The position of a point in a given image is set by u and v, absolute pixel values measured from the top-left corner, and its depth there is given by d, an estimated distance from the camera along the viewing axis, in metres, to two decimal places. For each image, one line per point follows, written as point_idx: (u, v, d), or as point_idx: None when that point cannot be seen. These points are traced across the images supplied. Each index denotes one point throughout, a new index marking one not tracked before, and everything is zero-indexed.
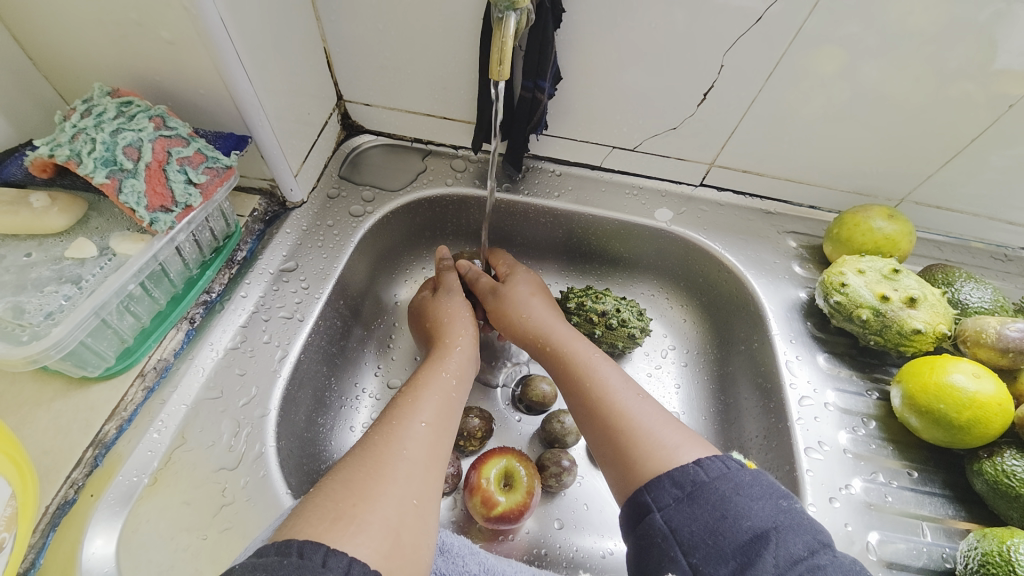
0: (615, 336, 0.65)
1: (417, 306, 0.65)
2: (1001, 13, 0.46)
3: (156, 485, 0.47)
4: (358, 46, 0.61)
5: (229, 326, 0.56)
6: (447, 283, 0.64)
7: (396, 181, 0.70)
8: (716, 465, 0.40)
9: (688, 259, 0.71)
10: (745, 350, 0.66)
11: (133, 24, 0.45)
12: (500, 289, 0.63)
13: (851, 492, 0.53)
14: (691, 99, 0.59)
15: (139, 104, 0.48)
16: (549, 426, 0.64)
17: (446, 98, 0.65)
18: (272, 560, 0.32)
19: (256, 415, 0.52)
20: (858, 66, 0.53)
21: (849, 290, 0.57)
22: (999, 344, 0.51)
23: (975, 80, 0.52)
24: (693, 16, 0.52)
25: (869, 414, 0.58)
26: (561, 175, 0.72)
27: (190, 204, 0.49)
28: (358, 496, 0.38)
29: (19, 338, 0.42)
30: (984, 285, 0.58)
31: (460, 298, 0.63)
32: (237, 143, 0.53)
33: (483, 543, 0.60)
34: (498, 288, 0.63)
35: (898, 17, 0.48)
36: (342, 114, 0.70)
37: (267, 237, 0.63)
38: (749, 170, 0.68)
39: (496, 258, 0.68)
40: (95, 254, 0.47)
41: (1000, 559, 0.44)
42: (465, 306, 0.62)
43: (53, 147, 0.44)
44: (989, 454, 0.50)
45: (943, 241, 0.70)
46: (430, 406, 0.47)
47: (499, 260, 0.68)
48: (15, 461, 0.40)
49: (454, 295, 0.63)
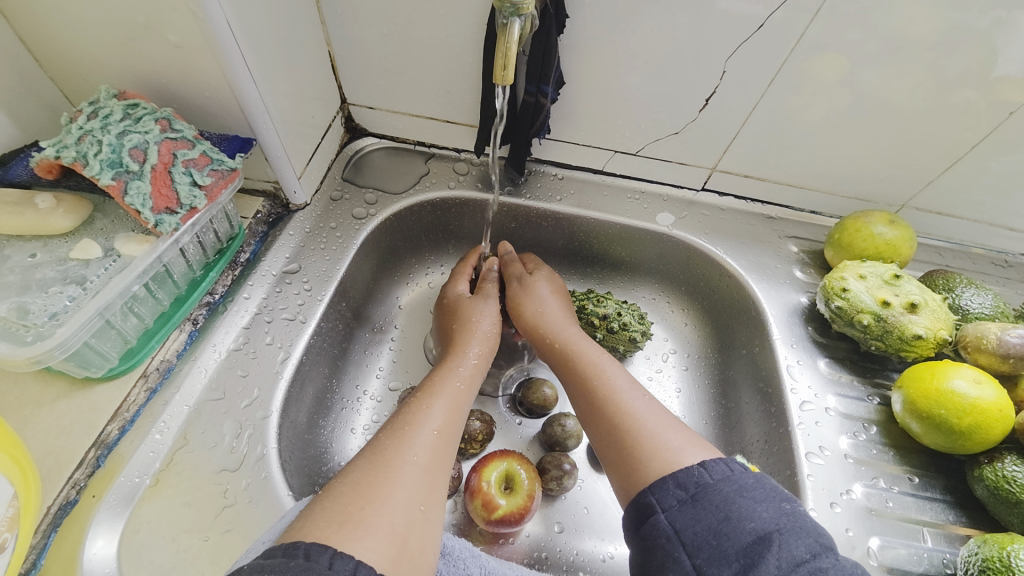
0: (616, 339, 0.65)
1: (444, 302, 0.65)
2: (1002, 20, 0.47)
3: (158, 486, 0.47)
4: (362, 49, 0.61)
5: (231, 328, 0.56)
6: (486, 290, 0.65)
7: (398, 184, 0.71)
8: (720, 468, 0.40)
9: (690, 263, 0.72)
10: (746, 355, 0.66)
11: (139, 27, 0.46)
12: (526, 278, 0.64)
13: (852, 497, 0.53)
14: (693, 104, 0.60)
15: (144, 107, 0.49)
16: (550, 429, 0.64)
17: (449, 102, 0.66)
18: (278, 561, 0.32)
19: (258, 417, 0.52)
20: (859, 73, 0.53)
21: (850, 295, 0.57)
22: (999, 350, 0.52)
23: (975, 87, 0.52)
24: (696, 22, 0.52)
25: (870, 419, 0.58)
26: (563, 179, 0.72)
27: (195, 206, 0.49)
28: (365, 500, 0.38)
29: (23, 338, 0.42)
30: (985, 291, 0.58)
31: (494, 304, 0.63)
32: (242, 145, 0.53)
33: (483, 546, 0.60)
34: (525, 277, 0.64)
35: (899, 24, 0.49)
36: (346, 116, 0.71)
37: (270, 239, 0.63)
38: (750, 175, 0.68)
39: (529, 258, 0.70)
40: (100, 255, 0.47)
41: (1000, 565, 0.44)
42: (493, 312, 0.62)
43: (58, 148, 0.45)
44: (989, 460, 0.50)
45: (943, 247, 0.70)
46: (437, 411, 0.47)
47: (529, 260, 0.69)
48: (17, 461, 0.40)
49: (489, 301, 0.63)
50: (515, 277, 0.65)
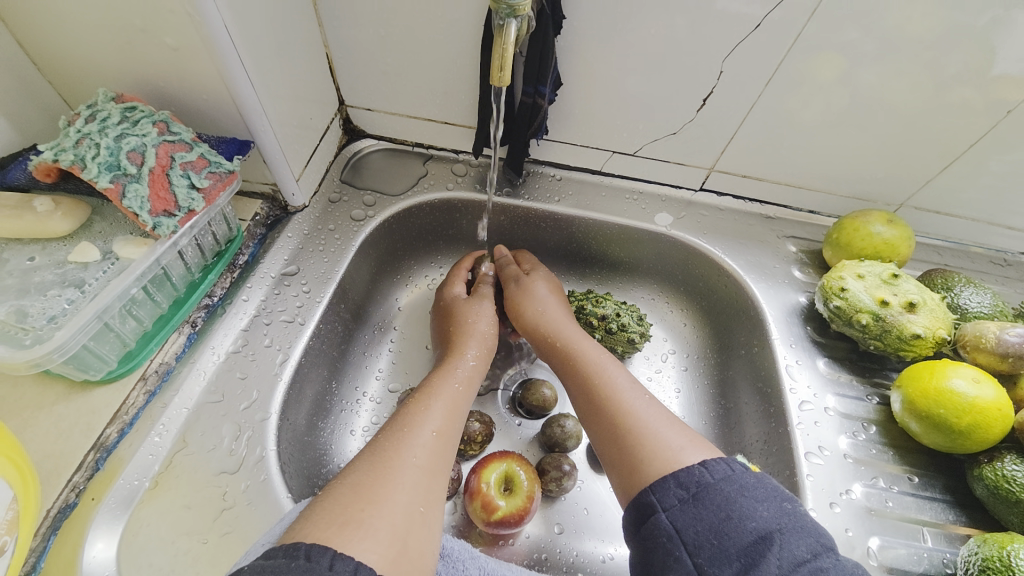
0: (614, 340, 0.65)
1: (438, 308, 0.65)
2: (999, 19, 0.47)
3: (157, 489, 0.47)
4: (359, 51, 0.62)
5: (230, 330, 0.56)
6: (480, 291, 0.65)
7: (397, 185, 0.71)
8: (721, 468, 0.40)
9: (688, 263, 0.72)
10: (746, 354, 0.66)
11: (137, 30, 0.46)
12: (523, 279, 0.64)
13: (851, 497, 0.53)
14: (691, 104, 0.60)
15: (142, 109, 0.49)
16: (549, 430, 0.64)
17: (447, 103, 0.66)
18: (280, 562, 0.32)
19: (257, 419, 0.52)
20: (856, 72, 0.53)
21: (849, 295, 0.57)
22: (999, 349, 0.52)
23: (973, 85, 0.52)
24: (693, 22, 0.52)
25: (869, 419, 0.58)
26: (561, 180, 0.72)
27: (193, 209, 0.49)
28: (365, 501, 0.38)
29: (21, 342, 0.42)
30: (984, 290, 0.58)
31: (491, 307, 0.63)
32: (240, 147, 0.53)
33: (483, 547, 0.60)
34: (522, 278, 0.64)
35: (896, 24, 0.49)
36: (344, 118, 0.71)
37: (268, 242, 0.63)
38: (748, 175, 0.68)
39: (524, 258, 0.69)
40: (98, 258, 0.48)
41: (1000, 564, 0.44)
42: (490, 313, 0.62)
43: (56, 152, 0.45)
44: (989, 459, 0.50)
45: (942, 246, 0.70)
46: (437, 413, 0.47)
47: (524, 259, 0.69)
48: (16, 464, 0.40)
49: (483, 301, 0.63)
50: (511, 278, 0.65)
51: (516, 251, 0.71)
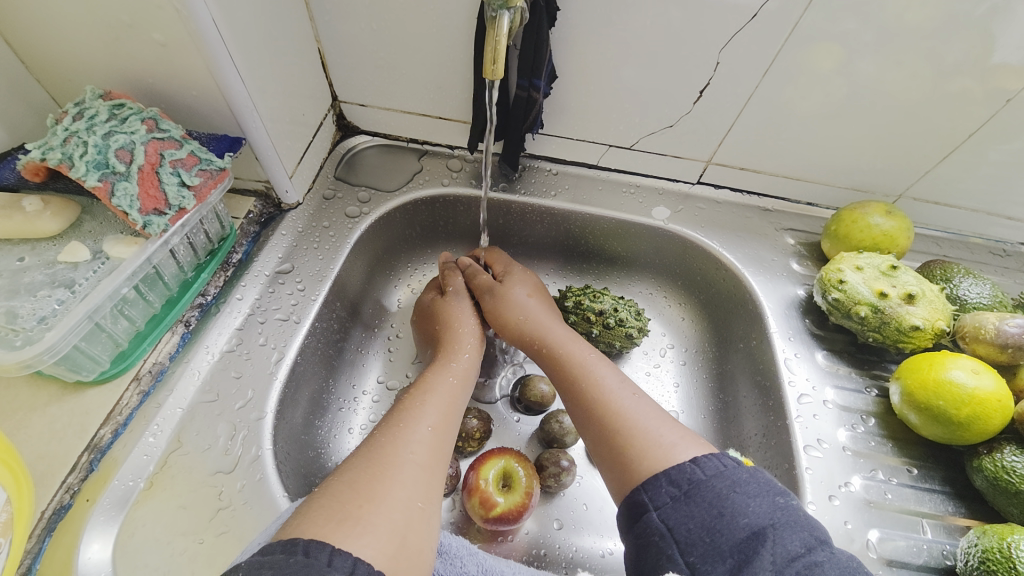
0: (612, 335, 0.64)
1: (423, 310, 0.64)
2: (999, 8, 0.46)
3: (153, 489, 0.46)
4: (352, 46, 0.61)
5: (225, 329, 0.55)
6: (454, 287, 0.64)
7: (393, 181, 0.70)
8: (712, 464, 0.40)
9: (686, 257, 0.71)
10: (745, 348, 0.66)
11: (124, 26, 0.45)
12: (497, 288, 0.62)
13: (851, 489, 0.53)
14: (688, 96, 0.59)
15: (130, 107, 0.48)
16: (548, 426, 0.63)
17: (442, 97, 0.65)
18: (278, 558, 0.32)
19: (252, 418, 0.52)
20: (855, 63, 0.53)
21: (848, 287, 0.57)
22: (998, 340, 0.51)
23: (973, 74, 0.51)
24: (689, 14, 0.51)
25: (869, 411, 0.57)
26: (557, 174, 0.72)
27: (183, 207, 0.48)
28: (363, 498, 0.37)
29: (12, 343, 0.41)
30: (983, 280, 0.58)
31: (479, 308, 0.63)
32: (231, 145, 0.53)
33: (482, 544, 0.59)
34: (495, 287, 0.62)
35: (895, 13, 0.48)
36: (337, 114, 0.70)
37: (262, 240, 0.62)
38: (745, 167, 0.67)
39: (493, 258, 0.68)
40: (88, 258, 0.47)
41: (1000, 556, 0.44)
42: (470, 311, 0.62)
43: (44, 150, 0.44)
44: (989, 451, 0.50)
45: (941, 237, 0.70)
46: (433, 409, 0.47)
47: (496, 260, 0.68)
48: (11, 468, 0.40)
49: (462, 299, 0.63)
50: (484, 288, 0.63)
51: (487, 249, 0.69)
